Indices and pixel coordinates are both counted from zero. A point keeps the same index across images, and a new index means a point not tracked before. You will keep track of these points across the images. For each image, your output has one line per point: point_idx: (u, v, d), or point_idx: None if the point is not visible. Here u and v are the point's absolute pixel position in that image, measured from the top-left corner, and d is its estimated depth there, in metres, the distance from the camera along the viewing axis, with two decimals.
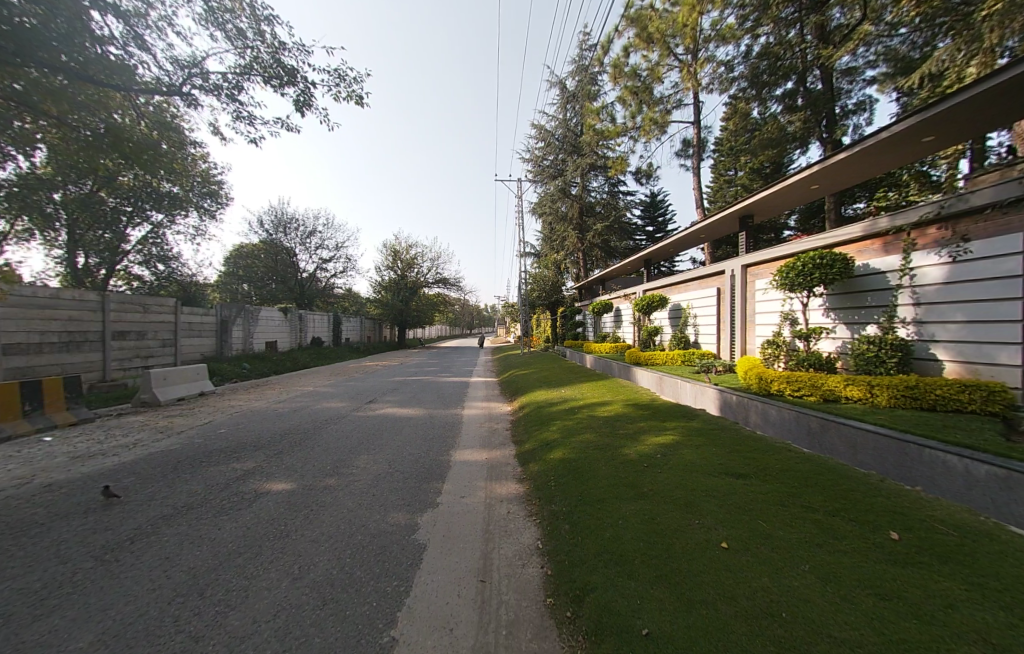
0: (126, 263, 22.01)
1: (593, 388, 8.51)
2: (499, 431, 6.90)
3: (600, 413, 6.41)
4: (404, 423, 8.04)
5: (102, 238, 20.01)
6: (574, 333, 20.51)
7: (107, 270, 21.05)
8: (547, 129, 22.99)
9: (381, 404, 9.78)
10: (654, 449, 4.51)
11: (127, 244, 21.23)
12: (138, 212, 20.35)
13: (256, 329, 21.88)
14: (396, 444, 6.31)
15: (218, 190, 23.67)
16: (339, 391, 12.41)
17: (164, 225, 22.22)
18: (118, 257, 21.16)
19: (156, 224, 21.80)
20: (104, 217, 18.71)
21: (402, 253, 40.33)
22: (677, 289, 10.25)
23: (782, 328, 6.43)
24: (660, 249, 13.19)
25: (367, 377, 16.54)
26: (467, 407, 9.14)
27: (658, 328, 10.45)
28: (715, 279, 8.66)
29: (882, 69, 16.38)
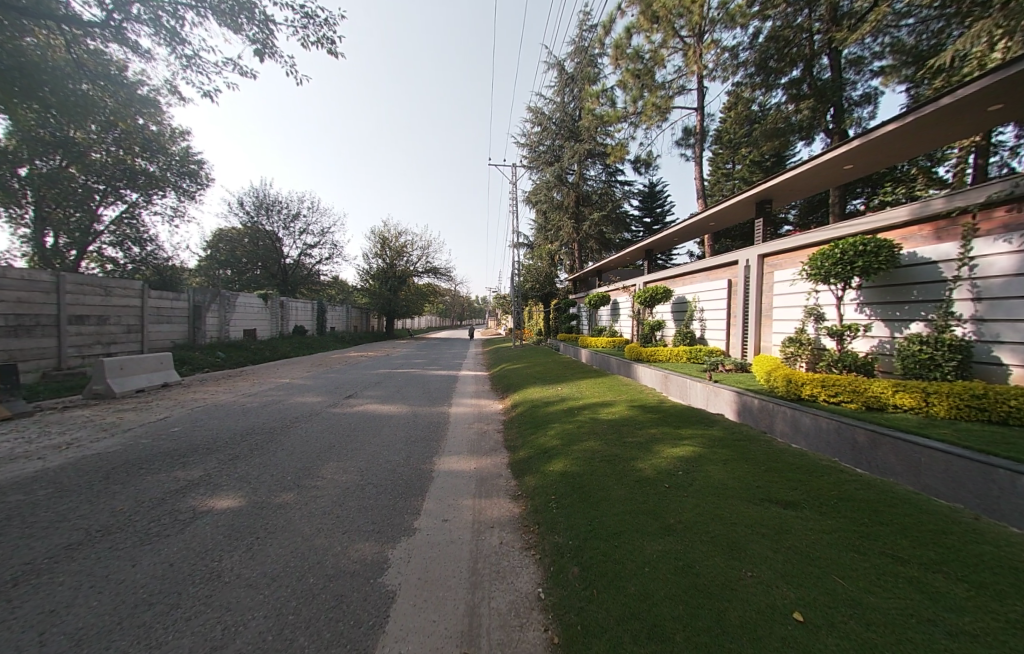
0: (99, 244, 20.47)
1: (591, 386, 7.82)
2: (488, 434, 6.18)
3: (603, 417, 5.71)
4: (383, 421, 7.26)
5: (73, 217, 18.41)
6: (567, 326, 19.84)
7: (79, 251, 19.29)
8: (544, 113, 22.00)
9: (360, 400, 8.98)
10: (673, 463, 3.82)
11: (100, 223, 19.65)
12: (111, 190, 19.00)
13: (233, 315, 20.75)
14: (372, 449, 5.54)
15: (198, 171, 22.24)
16: (317, 384, 11.54)
17: (140, 205, 20.78)
18: (89, 238, 19.57)
19: (132, 204, 20.33)
20: (73, 195, 17.41)
21: (391, 240, 39.09)
22: (681, 280, 9.57)
23: (805, 324, 5.77)
24: (665, 239, 12.50)
25: (349, 368, 15.66)
26: (454, 404, 8.40)
27: (660, 322, 9.76)
28: (725, 270, 8.00)
29: (888, 61, 15.90)
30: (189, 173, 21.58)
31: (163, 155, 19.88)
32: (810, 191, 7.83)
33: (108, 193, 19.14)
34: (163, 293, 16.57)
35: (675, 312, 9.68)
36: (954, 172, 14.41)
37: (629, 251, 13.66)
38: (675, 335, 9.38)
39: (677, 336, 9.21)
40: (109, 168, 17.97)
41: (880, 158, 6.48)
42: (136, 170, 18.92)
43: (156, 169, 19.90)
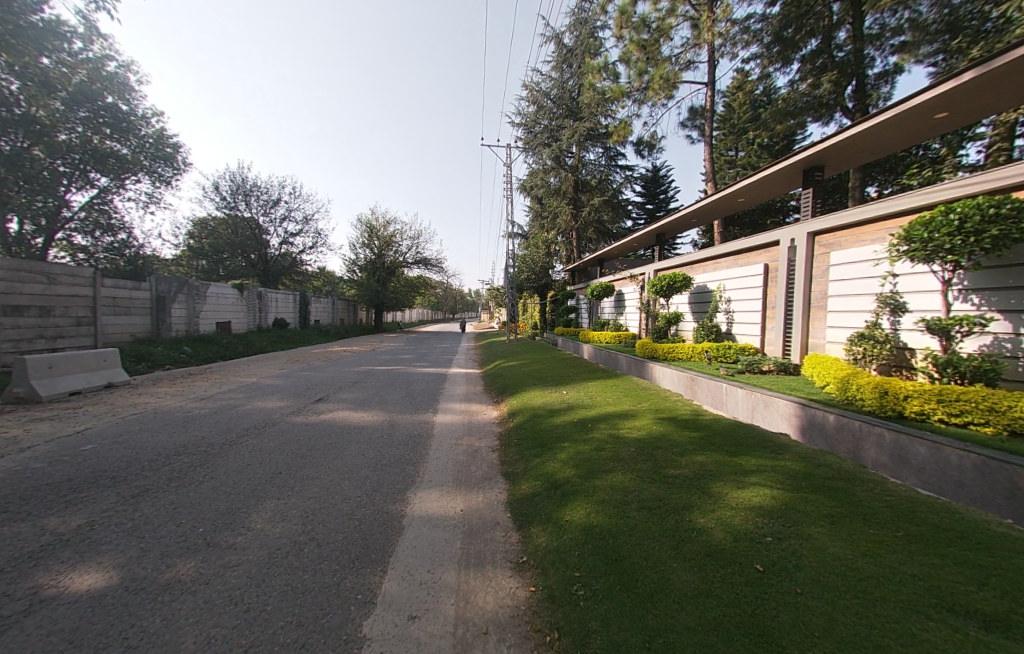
0: (66, 232, 18.42)
1: (603, 391, 6.57)
2: (480, 455, 4.88)
3: (627, 434, 4.46)
4: (353, 433, 5.96)
5: (41, 202, 16.41)
6: (565, 319, 18.58)
7: (46, 239, 17.34)
8: (541, 89, 20.60)
9: (330, 405, 7.65)
10: (753, 521, 2.58)
11: (68, 208, 17.67)
12: (79, 175, 17.01)
13: (204, 306, 19.12)
14: (327, 479, 4.22)
15: (175, 154, 20.49)
16: (286, 385, 10.17)
17: (112, 192, 18.97)
18: (57, 224, 17.56)
19: (103, 189, 18.47)
20: (42, 182, 15.64)
21: (379, 229, 37.32)
22: (701, 267, 8.35)
23: (879, 317, 4.60)
24: (680, 222, 11.32)
25: (327, 365, 14.28)
26: (439, 411, 7.11)
27: (678, 314, 8.52)
28: (759, 253, 6.79)
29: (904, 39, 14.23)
30: (162, 155, 19.82)
31: (133, 134, 18.16)
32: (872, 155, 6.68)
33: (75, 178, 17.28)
34: (121, 281, 14.97)
35: (694, 303, 8.46)
36: (986, 152, 13.26)
37: (635, 238, 12.48)
38: (694, 330, 8.18)
39: (697, 330, 8.00)
40: (75, 149, 16.15)
41: (979, 105, 5.21)
42: (106, 151, 17.21)
43: (125, 149, 18.02)
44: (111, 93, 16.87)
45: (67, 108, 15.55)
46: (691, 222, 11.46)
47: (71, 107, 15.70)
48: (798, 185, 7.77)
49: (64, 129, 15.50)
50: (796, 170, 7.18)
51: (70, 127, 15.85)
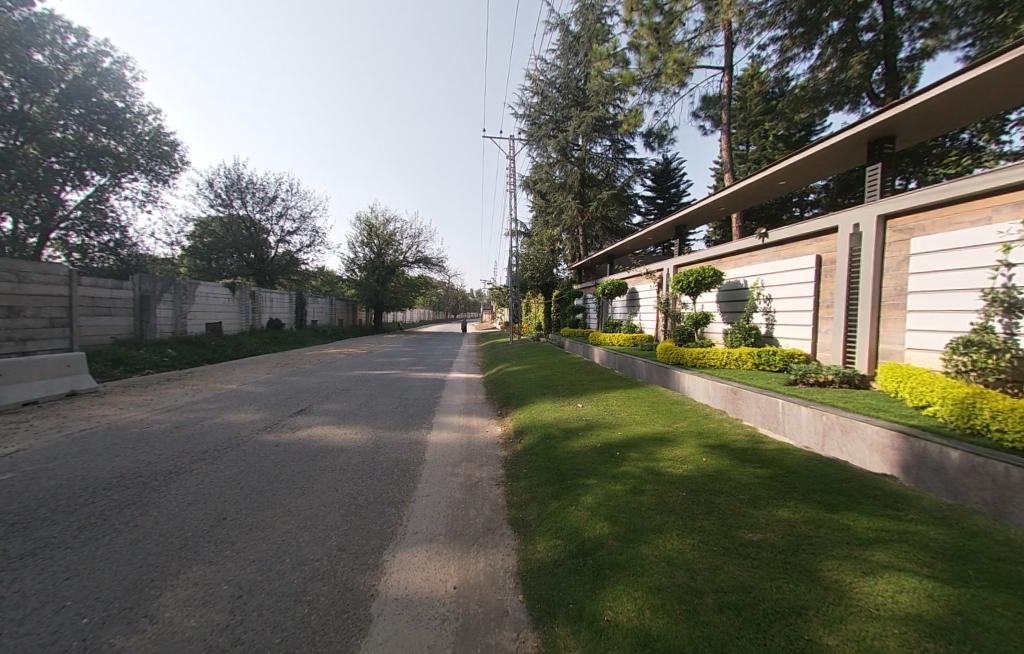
0: (62, 231, 17.30)
1: (626, 404, 5.56)
2: (481, 491, 3.88)
3: (669, 467, 3.48)
4: (329, 456, 4.97)
5: (35, 200, 15.35)
6: (572, 320, 17.60)
7: (42, 238, 16.19)
8: (545, 79, 19.62)
9: (309, 419, 6.69)
10: (921, 651, 1.57)
11: (65, 208, 16.59)
12: (74, 173, 15.97)
13: (193, 307, 18.21)
14: (280, 531, 3.21)
15: (173, 153, 19.32)
16: (268, 393, 9.22)
17: (110, 192, 18.09)
18: (53, 224, 16.37)
19: (101, 188, 17.47)
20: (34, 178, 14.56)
21: (378, 228, 36.42)
22: (733, 261, 7.34)
23: (991, 320, 3.60)
24: (709, 212, 10.48)
25: (318, 369, 13.33)
26: (434, 426, 6.15)
27: (706, 314, 7.51)
28: (808, 243, 5.81)
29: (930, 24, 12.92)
30: (158, 154, 18.65)
31: (129, 132, 17.16)
32: (952, 127, 5.73)
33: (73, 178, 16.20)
34: (100, 280, 14.05)
35: (725, 301, 7.46)
36: None
37: (652, 230, 11.60)
38: (726, 332, 7.18)
39: (730, 332, 7.01)
40: (68, 146, 15.24)
41: None
42: (102, 149, 16.24)
43: (118, 145, 16.96)
44: (105, 89, 16.09)
45: (57, 103, 14.69)
46: (718, 212, 10.53)
47: (64, 103, 14.92)
48: (856, 158, 6.77)
49: (53, 125, 14.60)
50: (855, 146, 6.32)
51: (63, 124, 15.10)
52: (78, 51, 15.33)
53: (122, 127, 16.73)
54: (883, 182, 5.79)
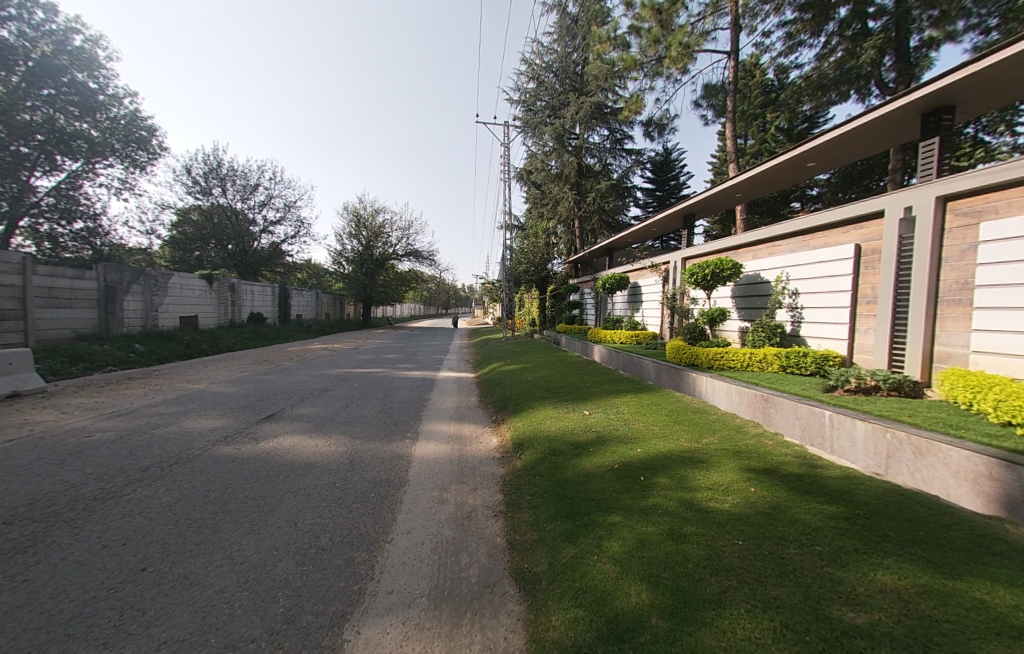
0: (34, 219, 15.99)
1: (641, 412, 4.84)
2: (475, 525, 3.14)
3: (711, 502, 2.77)
4: (292, 475, 4.17)
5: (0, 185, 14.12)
6: (568, 315, 16.93)
7: (10, 226, 14.95)
8: (542, 64, 18.73)
9: (278, 426, 5.89)
10: None
11: (34, 194, 15.32)
12: (44, 157, 14.74)
13: (166, 299, 17.08)
14: (210, 593, 2.42)
15: (151, 137, 18.00)
16: (238, 395, 8.35)
17: (84, 178, 16.86)
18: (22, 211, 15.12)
19: (75, 173, 16.21)
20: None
21: (367, 219, 35.25)
22: (753, 252, 6.68)
23: None
24: (721, 199, 9.77)
25: (298, 366, 12.47)
26: (421, 435, 5.40)
27: (723, 310, 6.85)
28: (844, 231, 5.16)
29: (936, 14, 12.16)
30: (135, 139, 17.29)
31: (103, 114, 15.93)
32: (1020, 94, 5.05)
33: (42, 162, 14.95)
34: (59, 270, 12.91)
35: (742, 297, 6.81)
36: None
37: (656, 220, 10.87)
38: (746, 330, 6.53)
39: (750, 330, 6.35)
40: (36, 129, 13.98)
41: None
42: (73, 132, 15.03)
43: (92, 128, 15.73)
44: (78, 69, 14.89)
45: (24, 82, 13.50)
46: (730, 198, 9.85)
47: (31, 81, 13.72)
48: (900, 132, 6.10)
49: (20, 105, 13.39)
50: (901, 118, 5.63)
51: (30, 104, 13.90)
52: (47, 26, 14.11)
53: (94, 107, 15.48)
54: (939, 159, 5.17)
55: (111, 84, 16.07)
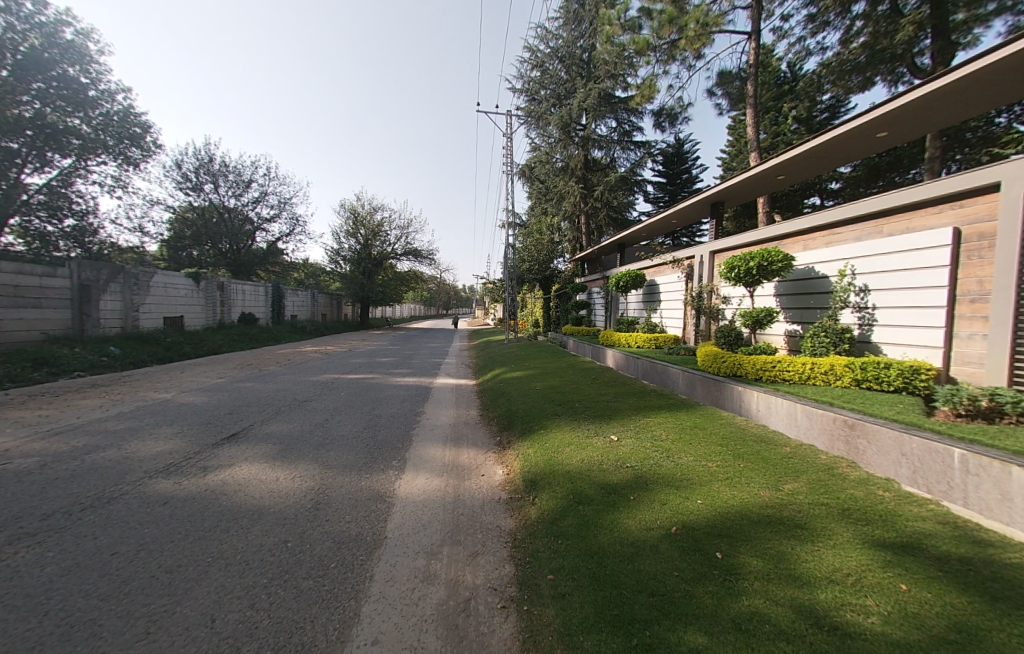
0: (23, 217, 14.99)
1: (685, 440, 3.82)
2: (474, 627, 2.09)
3: (848, 615, 1.75)
4: (235, 528, 3.13)
5: None
6: (575, 316, 15.93)
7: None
8: (548, 50, 17.73)
9: (239, 450, 4.88)
10: None
11: (24, 192, 14.34)
12: (34, 154, 13.79)
13: (148, 298, 16.05)
14: None
15: (145, 134, 16.88)
16: (206, 407, 7.32)
17: (76, 176, 15.96)
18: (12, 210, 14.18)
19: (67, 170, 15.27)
20: None
21: (365, 218, 34.29)
22: (805, 242, 5.65)
23: None
24: (755, 185, 8.84)
25: (283, 371, 11.44)
26: (409, 463, 4.38)
27: (770, 311, 5.74)
28: (936, 212, 4.15)
29: None
30: (129, 135, 16.24)
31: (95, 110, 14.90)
32: None
33: (32, 160, 13.98)
34: (28, 266, 11.92)
35: (791, 296, 5.78)
36: None
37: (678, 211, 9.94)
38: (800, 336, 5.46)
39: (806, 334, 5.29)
40: (26, 124, 12.99)
41: None
42: (66, 129, 14.06)
43: (84, 124, 14.80)
44: (69, 62, 13.94)
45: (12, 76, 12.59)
46: (769, 182, 8.78)
47: (18, 74, 12.78)
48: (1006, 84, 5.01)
49: (8, 101, 12.49)
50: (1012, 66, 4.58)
51: (21, 99, 12.90)
52: (38, 17, 13.16)
53: (85, 101, 14.48)
54: None
55: (104, 79, 15.04)
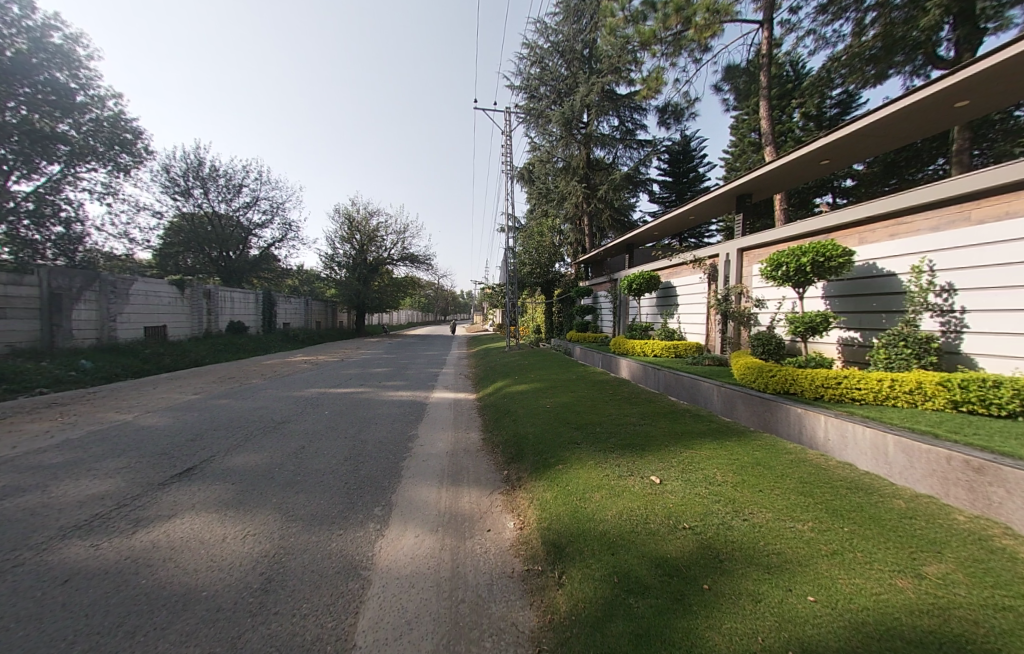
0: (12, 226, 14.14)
1: (752, 485, 2.94)
2: None
3: None
4: (141, 632, 2.19)
5: None
6: (580, 322, 15.08)
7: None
8: (549, 45, 17.01)
9: (189, 493, 3.95)
10: None
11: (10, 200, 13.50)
12: (22, 161, 12.98)
13: (127, 307, 15.10)
14: None
15: (135, 140, 15.99)
16: (168, 430, 6.38)
17: (65, 183, 15.16)
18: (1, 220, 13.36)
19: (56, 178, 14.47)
20: None
21: (360, 222, 33.42)
22: (865, 234, 4.81)
23: None
24: (795, 173, 7.91)
25: (267, 385, 10.51)
26: (396, 511, 3.48)
27: (826, 316, 4.77)
28: None
29: None
30: (119, 141, 15.41)
31: (81, 115, 14.04)
32: None
33: (18, 166, 13.12)
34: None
35: (848, 298, 4.93)
36: None
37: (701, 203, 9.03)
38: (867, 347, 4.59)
39: (873, 343, 4.44)
40: (10, 130, 12.16)
41: None
42: (54, 134, 13.24)
43: (71, 129, 13.95)
44: (58, 67, 13.07)
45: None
46: (807, 171, 7.90)
47: (6, 80, 11.87)
48: None
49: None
50: None
51: (6, 104, 12.07)
52: (25, 21, 12.23)
53: (73, 104, 13.65)
54: None
55: (93, 84, 14.20)
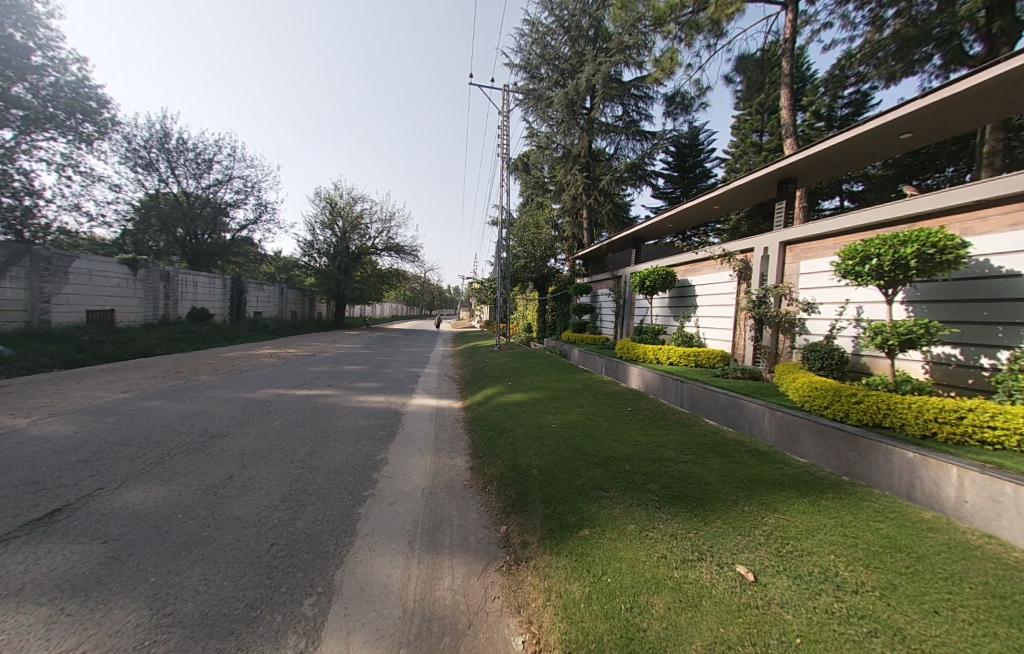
0: None
1: (916, 603, 1.81)
2: None
3: None
4: None
5: None
6: (576, 321, 13.97)
7: None
8: (552, 23, 15.78)
9: (26, 561, 2.59)
10: None
11: None
12: None
13: (64, 287, 13.25)
14: None
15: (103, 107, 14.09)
16: (61, 443, 4.92)
17: (19, 152, 13.35)
18: None
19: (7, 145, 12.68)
20: None
21: (343, 208, 31.60)
22: (975, 223, 3.78)
23: None
24: (861, 150, 6.66)
25: (216, 382, 8.98)
26: (336, 606, 2.22)
27: (932, 325, 3.59)
28: None
29: None
30: (82, 108, 13.26)
31: (37, 78, 12.14)
32: None
33: None
34: None
35: (950, 306, 3.90)
36: None
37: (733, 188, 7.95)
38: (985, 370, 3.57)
39: (998, 366, 3.42)
40: None
41: None
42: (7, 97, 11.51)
43: (27, 93, 12.07)
44: (13, 25, 11.27)
45: None
46: (867, 152, 6.82)
47: None
48: None
49: None
50: None
51: None
52: None
53: (32, 66, 11.86)
54: None
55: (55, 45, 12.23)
